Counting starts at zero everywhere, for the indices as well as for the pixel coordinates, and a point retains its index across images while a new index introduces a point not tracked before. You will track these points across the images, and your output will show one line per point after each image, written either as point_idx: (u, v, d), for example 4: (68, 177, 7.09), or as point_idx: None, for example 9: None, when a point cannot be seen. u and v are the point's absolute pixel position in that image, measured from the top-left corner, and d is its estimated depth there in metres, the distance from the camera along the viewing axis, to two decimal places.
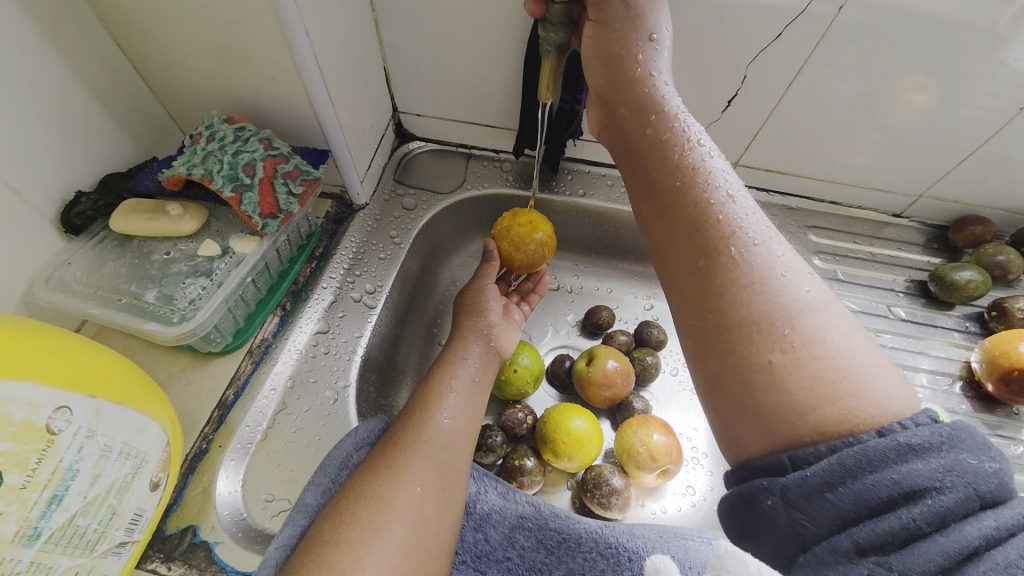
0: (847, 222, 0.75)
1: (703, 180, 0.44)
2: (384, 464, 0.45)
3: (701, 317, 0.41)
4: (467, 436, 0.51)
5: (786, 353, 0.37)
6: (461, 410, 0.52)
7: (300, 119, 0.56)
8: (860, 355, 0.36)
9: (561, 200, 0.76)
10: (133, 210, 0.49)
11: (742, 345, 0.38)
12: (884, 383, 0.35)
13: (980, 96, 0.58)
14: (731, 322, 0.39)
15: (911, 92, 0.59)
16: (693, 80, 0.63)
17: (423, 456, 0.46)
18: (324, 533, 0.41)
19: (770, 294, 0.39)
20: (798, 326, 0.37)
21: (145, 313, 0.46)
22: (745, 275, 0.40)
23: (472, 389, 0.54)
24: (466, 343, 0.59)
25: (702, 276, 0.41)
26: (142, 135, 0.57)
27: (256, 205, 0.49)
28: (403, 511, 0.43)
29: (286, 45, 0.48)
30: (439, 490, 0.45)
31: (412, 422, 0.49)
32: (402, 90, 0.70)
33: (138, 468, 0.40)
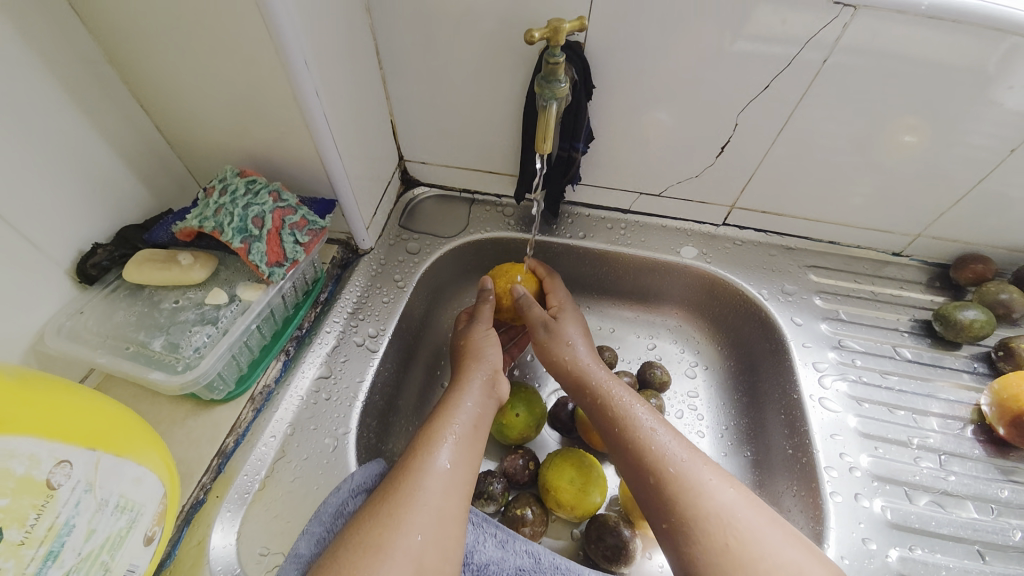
0: (847, 261, 0.76)
1: (642, 419, 0.56)
2: (382, 509, 0.45)
3: (667, 520, 0.49)
4: (468, 482, 0.50)
5: (741, 547, 0.45)
6: (462, 454, 0.51)
7: (308, 171, 0.59)
8: (774, 526, 0.47)
9: (562, 242, 0.78)
10: (146, 260, 0.51)
11: (704, 535, 0.46)
12: (779, 523, 0.48)
13: (974, 134, 0.59)
14: (694, 521, 0.48)
15: (902, 133, 0.61)
16: (687, 127, 0.65)
17: (423, 501, 0.46)
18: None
19: (717, 499, 0.48)
20: (731, 507, 0.48)
21: (150, 361, 0.47)
22: (692, 482, 0.50)
23: (473, 432, 0.54)
24: (466, 382, 0.59)
25: (664, 495, 0.50)
26: (160, 187, 0.59)
27: (264, 255, 0.50)
28: (401, 560, 0.42)
29: (297, 103, 0.51)
30: (439, 537, 0.45)
31: (411, 464, 0.49)
32: (408, 140, 0.73)
33: (133, 522, 0.40)
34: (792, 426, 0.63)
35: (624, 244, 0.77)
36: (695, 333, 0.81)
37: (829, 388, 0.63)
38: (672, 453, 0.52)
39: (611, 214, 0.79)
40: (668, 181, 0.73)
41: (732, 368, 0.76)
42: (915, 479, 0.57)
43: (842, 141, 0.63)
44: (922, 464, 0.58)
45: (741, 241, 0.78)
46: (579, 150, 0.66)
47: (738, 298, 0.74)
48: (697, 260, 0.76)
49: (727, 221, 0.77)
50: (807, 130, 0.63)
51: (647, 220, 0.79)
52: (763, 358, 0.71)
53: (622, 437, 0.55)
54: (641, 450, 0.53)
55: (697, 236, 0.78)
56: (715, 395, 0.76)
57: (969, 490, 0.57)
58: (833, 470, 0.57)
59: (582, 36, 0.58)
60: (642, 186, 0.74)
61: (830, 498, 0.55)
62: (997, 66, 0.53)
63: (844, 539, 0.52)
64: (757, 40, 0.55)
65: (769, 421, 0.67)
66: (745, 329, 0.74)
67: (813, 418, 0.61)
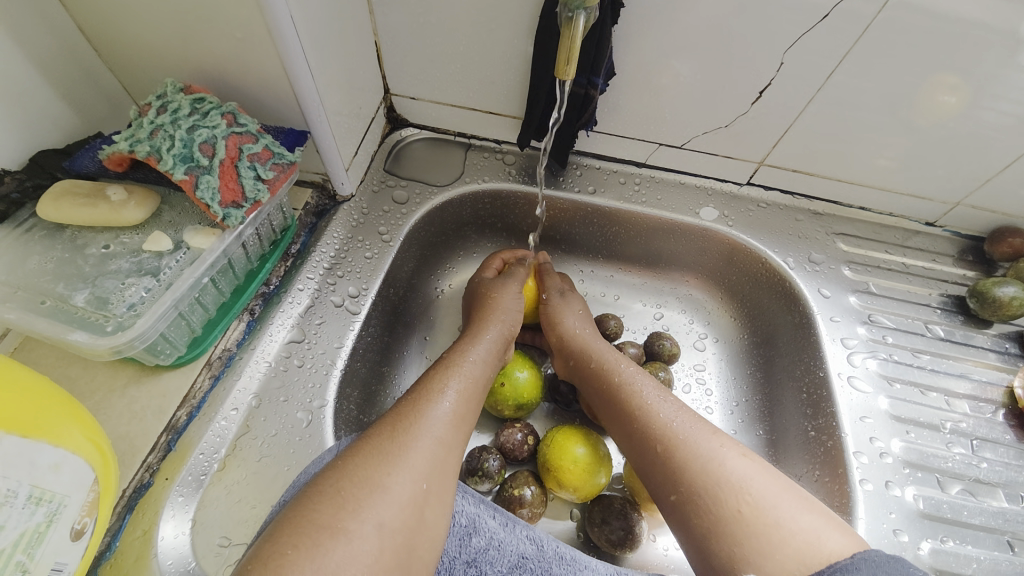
0: (877, 229, 0.69)
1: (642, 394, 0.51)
2: (381, 443, 0.40)
3: (675, 492, 0.44)
4: (466, 428, 0.45)
5: (751, 507, 0.40)
6: (466, 399, 0.47)
7: (273, 93, 0.48)
8: (791, 494, 0.41)
9: (569, 198, 0.69)
10: (64, 193, 0.41)
11: (712, 505, 0.41)
12: (799, 493, 0.41)
13: (1004, 100, 0.52)
14: (698, 487, 0.42)
15: (941, 93, 0.53)
16: (722, 66, 0.56)
17: (425, 443, 0.41)
18: (298, 517, 0.34)
19: (721, 465, 0.43)
20: (744, 475, 0.42)
21: (72, 320, 0.38)
22: (694, 449, 0.44)
23: (480, 383, 0.49)
24: (479, 331, 0.55)
25: (670, 464, 0.45)
26: (86, 105, 0.48)
27: (216, 191, 0.41)
28: (396, 501, 0.37)
29: (254, 1, 0.40)
30: (436, 483, 0.40)
31: (415, 402, 0.44)
32: (395, 68, 0.62)
33: (54, 515, 0.32)
34: (815, 405, 0.58)
35: (638, 202, 0.69)
36: (708, 302, 0.75)
37: (858, 366, 0.58)
38: (677, 421, 0.47)
39: (624, 167, 0.70)
40: (693, 132, 0.64)
41: (747, 342, 0.70)
42: (947, 465, 0.54)
43: (900, 93, 0.54)
44: (954, 449, 0.55)
45: (766, 203, 0.70)
46: (598, 88, 0.56)
47: (760, 267, 0.68)
48: (718, 223, 0.68)
49: (752, 180, 0.69)
50: (860, 80, 0.54)
51: (663, 176, 0.70)
52: (783, 332, 0.66)
53: (627, 413, 0.50)
54: (646, 423, 0.48)
55: (718, 195, 0.70)
56: (726, 370, 0.71)
57: (1000, 478, 0.54)
58: (863, 455, 0.53)
59: None
60: (663, 136, 0.65)
61: (860, 486, 0.51)
62: None
63: (873, 527, 0.49)
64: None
65: (786, 400, 0.63)
66: (764, 301, 0.68)
67: (841, 397, 0.56)
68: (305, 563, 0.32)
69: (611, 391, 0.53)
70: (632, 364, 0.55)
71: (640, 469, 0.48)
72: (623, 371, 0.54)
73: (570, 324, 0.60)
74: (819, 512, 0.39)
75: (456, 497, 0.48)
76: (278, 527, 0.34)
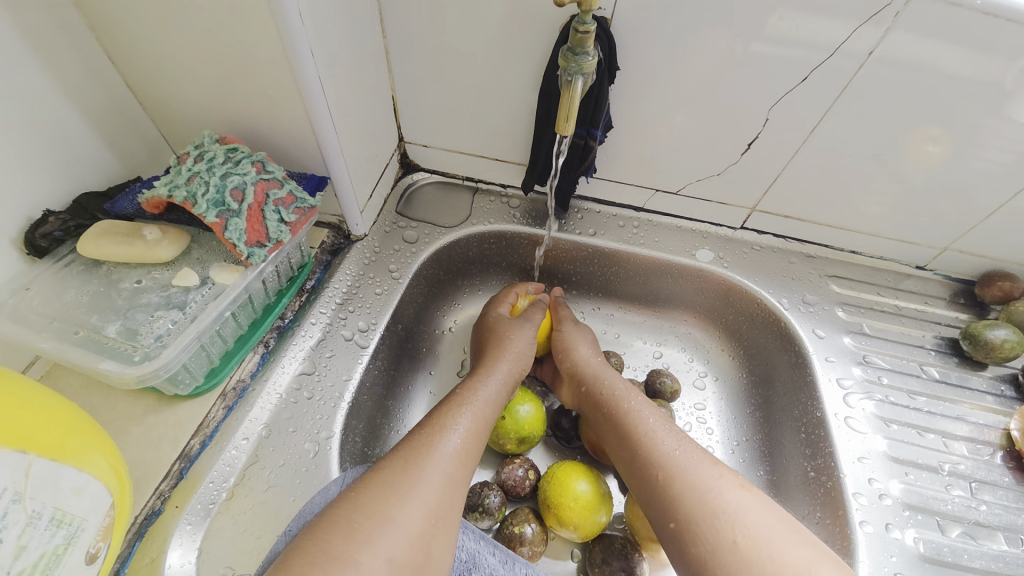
0: (869, 272, 0.72)
1: (643, 424, 0.52)
2: (393, 476, 0.41)
3: (673, 520, 0.44)
4: (473, 464, 0.47)
5: (746, 537, 0.41)
6: (474, 435, 0.48)
7: (299, 143, 0.52)
8: (783, 525, 0.42)
9: (571, 239, 0.72)
10: (104, 233, 0.45)
11: (709, 533, 0.42)
12: (792, 524, 0.42)
13: (986, 149, 0.56)
14: (696, 517, 0.43)
15: (925, 143, 0.57)
16: (712, 120, 0.60)
17: (435, 477, 0.42)
18: (311, 547, 0.35)
19: (719, 496, 0.43)
20: (740, 507, 0.43)
21: (103, 349, 0.40)
22: (693, 480, 0.45)
23: (487, 420, 0.51)
24: (490, 366, 0.57)
25: (670, 492, 0.46)
26: (128, 152, 0.53)
27: (243, 232, 0.44)
28: (405, 535, 0.38)
29: (289, 64, 0.45)
30: (443, 519, 0.41)
31: (425, 437, 0.45)
32: (409, 119, 0.67)
33: (72, 538, 0.33)
34: (814, 446, 0.59)
35: (637, 244, 0.72)
36: (707, 341, 0.76)
37: (855, 407, 0.59)
38: (675, 453, 0.48)
39: (623, 211, 0.74)
40: (687, 178, 0.68)
41: (746, 381, 0.72)
42: (947, 508, 0.53)
43: (879, 145, 0.58)
44: (953, 492, 0.55)
45: (760, 246, 0.73)
46: (596, 138, 0.60)
47: (755, 307, 0.70)
48: (714, 265, 0.71)
49: (745, 224, 0.72)
50: (841, 133, 0.58)
51: (660, 219, 0.74)
52: (780, 371, 0.67)
53: (628, 443, 0.52)
54: (644, 455, 0.50)
55: (714, 238, 0.73)
56: (726, 409, 0.71)
57: (1001, 521, 0.53)
58: (863, 497, 0.53)
59: (609, 10, 0.52)
60: (659, 182, 0.69)
61: (860, 529, 0.51)
62: (1013, 82, 0.50)
63: (874, 572, 0.48)
64: (769, 46, 0.52)
65: (785, 440, 0.63)
66: (761, 340, 0.70)
67: (838, 436, 0.57)
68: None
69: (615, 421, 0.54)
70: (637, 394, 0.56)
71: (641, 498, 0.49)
72: (627, 401, 0.55)
73: (584, 354, 0.62)
74: (811, 546, 0.40)
75: (457, 531, 0.49)
76: (287, 559, 0.35)
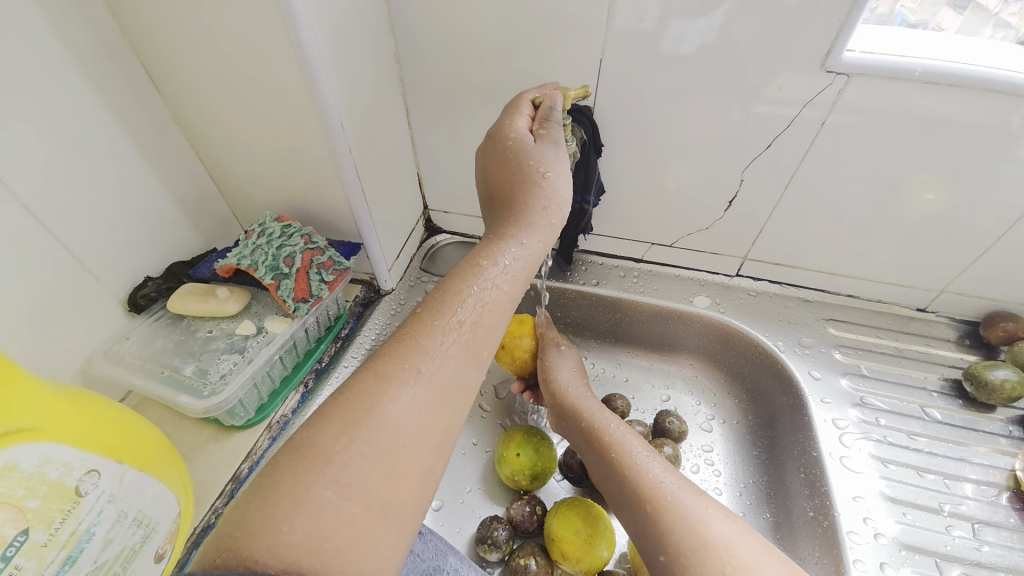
0: (868, 315, 0.74)
1: (632, 455, 0.56)
2: (385, 380, 0.35)
3: (664, 552, 0.47)
4: (485, 337, 0.42)
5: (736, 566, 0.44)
6: (472, 345, 0.41)
7: (339, 218, 0.64)
8: (769, 557, 0.45)
9: (575, 289, 0.80)
10: (189, 293, 0.56)
11: (699, 566, 0.44)
12: (777, 555, 0.46)
13: (1004, 193, 0.58)
14: (687, 547, 0.46)
15: (922, 190, 0.61)
16: (693, 182, 0.68)
17: (433, 377, 0.37)
18: (297, 440, 0.32)
19: (707, 529, 0.47)
20: (726, 538, 0.46)
21: (181, 385, 0.51)
22: (680, 511, 0.49)
23: (489, 315, 0.42)
24: (522, 222, 0.46)
25: (657, 525, 0.49)
26: (208, 229, 0.66)
27: (291, 290, 0.55)
28: (397, 437, 0.34)
29: (333, 159, 0.57)
30: (440, 421, 0.37)
31: (426, 325, 0.39)
32: (433, 191, 0.80)
33: (147, 537, 0.42)
34: (813, 486, 0.60)
35: (637, 292, 0.79)
36: (711, 383, 0.79)
37: (852, 447, 0.61)
38: (665, 482, 0.52)
39: (623, 263, 0.81)
40: (679, 233, 0.75)
41: (750, 423, 0.74)
42: (946, 548, 0.54)
43: (852, 198, 0.64)
44: (954, 533, 0.55)
45: (756, 292, 0.78)
46: (590, 203, 0.69)
47: (754, 349, 0.73)
48: (711, 310, 0.76)
49: (740, 272, 0.78)
50: (812, 188, 0.65)
51: (659, 269, 0.80)
52: (781, 412, 0.69)
53: (616, 467, 0.56)
54: (635, 482, 0.53)
55: (710, 285, 0.79)
56: (733, 450, 0.73)
57: (1003, 562, 0.53)
58: (855, 535, 0.54)
59: (591, 99, 0.63)
60: (654, 236, 0.77)
61: (853, 567, 0.52)
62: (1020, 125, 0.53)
63: None
64: (775, 104, 0.58)
65: (790, 481, 0.64)
66: (762, 381, 0.73)
67: (834, 475, 0.58)
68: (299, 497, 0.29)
69: (601, 447, 0.58)
70: (620, 426, 0.60)
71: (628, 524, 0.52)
72: (614, 431, 0.59)
73: (566, 378, 0.68)
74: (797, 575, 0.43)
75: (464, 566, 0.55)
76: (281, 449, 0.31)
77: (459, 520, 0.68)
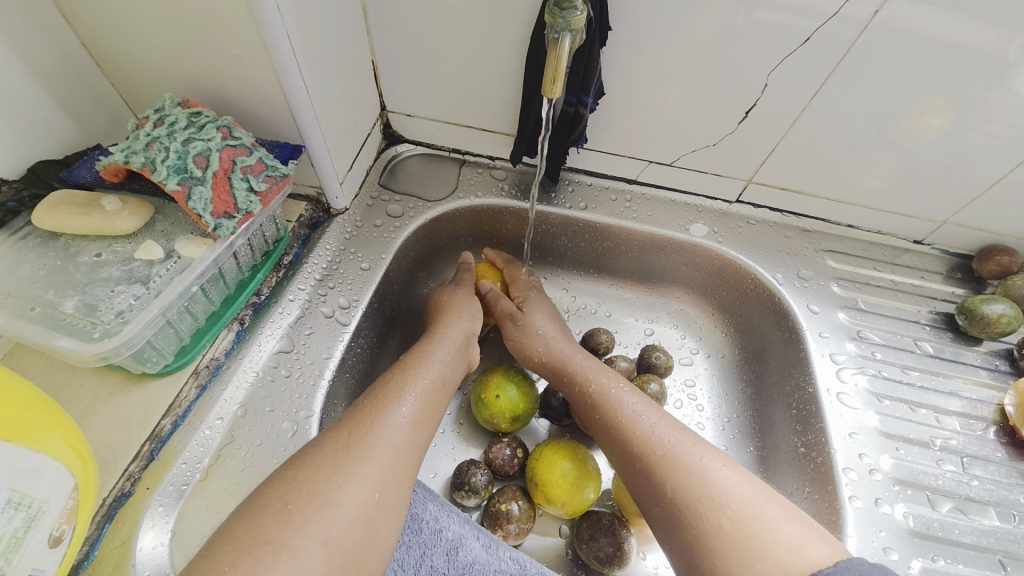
0: (866, 247, 0.70)
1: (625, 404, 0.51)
2: (336, 452, 0.40)
3: (663, 498, 0.44)
4: (425, 435, 0.46)
5: (734, 515, 0.40)
6: (425, 406, 0.47)
7: (271, 110, 0.49)
8: (773, 502, 0.41)
9: (560, 213, 0.70)
10: (60, 202, 0.42)
11: (697, 514, 0.41)
12: (781, 501, 0.42)
13: (991, 121, 0.53)
14: (683, 492, 0.43)
15: (927, 115, 0.54)
16: (708, 90, 0.57)
17: (382, 451, 0.41)
18: (240, 531, 0.35)
19: (707, 479, 0.43)
20: (727, 485, 0.42)
21: (61, 326, 0.38)
22: (680, 460, 0.44)
23: (440, 389, 0.50)
24: (439, 336, 0.55)
25: (656, 469, 0.45)
26: (84, 119, 0.49)
27: (208, 202, 0.42)
28: (344, 515, 0.37)
29: (253, 18, 0.41)
30: (390, 493, 0.41)
31: (373, 408, 0.44)
32: (391, 87, 0.64)
33: (32, 521, 0.32)
34: (805, 421, 0.58)
35: (630, 218, 0.70)
36: (699, 317, 0.75)
37: (848, 382, 0.59)
38: (656, 434, 0.47)
39: (616, 185, 0.71)
40: (682, 150, 0.65)
41: (737, 357, 0.70)
42: (937, 483, 0.54)
43: (884, 116, 0.56)
44: (944, 467, 0.55)
45: (756, 220, 0.70)
46: (588, 106, 0.57)
47: (749, 283, 0.68)
48: (708, 240, 0.69)
49: (741, 198, 0.70)
50: (842, 102, 0.55)
51: (653, 192, 0.71)
52: (772, 348, 0.66)
53: (608, 413, 0.51)
54: (631, 428, 0.49)
55: (708, 212, 0.71)
56: (717, 385, 0.70)
57: (991, 496, 0.54)
58: (852, 472, 0.53)
59: None
60: (653, 154, 0.66)
61: (849, 504, 0.51)
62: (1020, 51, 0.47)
63: (862, 545, 0.49)
64: (776, 9, 0.49)
65: (776, 416, 0.63)
66: (754, 316, 0.69)
67: (829, 412, 0.57)
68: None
69: (589, 392, 0.54)
70: (611, 373, 0.55)
71: (620, 467, 0.49)
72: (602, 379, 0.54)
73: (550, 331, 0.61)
74: (799, 521, 0.40)
75: (442, 514, 0.50)
76: (243, 512, 0.36)
77: (432, 464, 0.62)
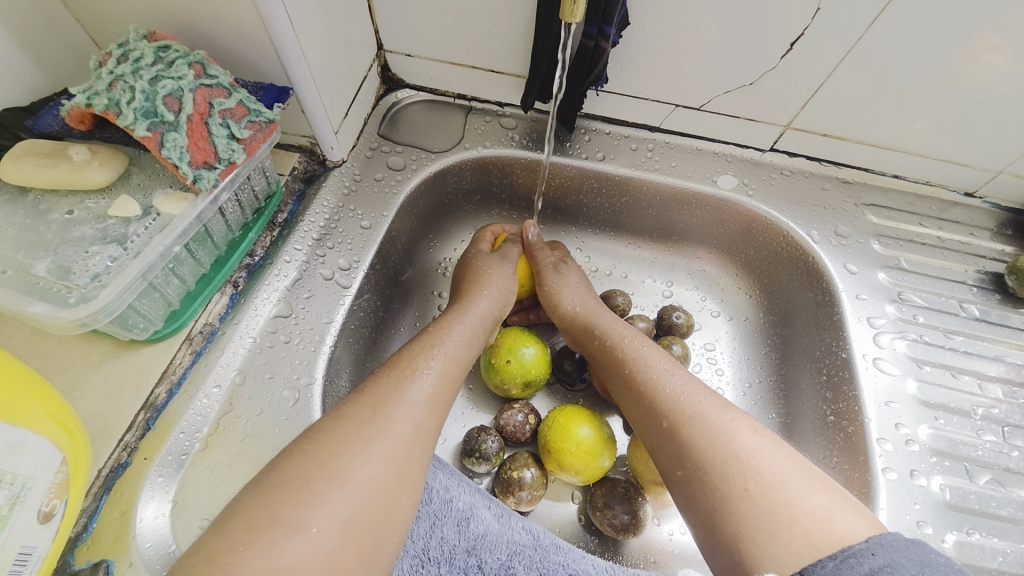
0: (912, 200, 0.63)
1: (648, 369, 0.47)
2: (358, 428, 0.38)
3: (682, 467, 0.41)
4: (445, 409, 0.43)
5: (761, 482, 0.37)
6: (448, 382, 0.44)
7: (252, 48, 0.44)
8: (802, 471, 0.38)
9: (576, 164, 0.64)
10: (24, 153, 0.38)
11: (721, 482, 0.38)
12: (810, 469, 0.39)
13: None
14: (705, 459, 0.40)
15: (1002, 46, 0.46)
16: (745, 20, 0.50)
17: (402, 426, 0.39)
18: (248, 511, 0.32)
19: (734, 445, 0.40)
20: (756, 453, 0.39)
21: (33, 290, 0.35)
22: (705, 425, 0.41)
23: (463, 363, 0.47)
24: (467, 305, 0.52)
25: (676, 440, 0.42)
26: (48, 61, 0.44)
27: (184, 150, 0.37)
28: (364, 495, 0.35)
29: None
30: (409, 474, 0.38)
31: (394, 381, 0.42)
32: (386, 22, 0.57)
33: (17, 499, 0.30)
34: (836, 388, 0.55)
35: (651, 169, 0.64)
36: (722, 278, 0.70)
37: (885, 348, 0.55)
38: (685, 394, 0.44)
39: (636, 133, 0.65)
40: (713, 92, 0.58)
41: (763, 320, 0.66)
42: (976, 454, 0.51)
43: (950, 50, 0.48)
44: (984, 437, 0.52)
45: (791, 171, 0.64)
46: (610, 40, 0.50)
47: (780, 240, 0.63)
48: (737, 193, 0.63)
49: (775, 146, 0.63)
50: (902, 33, 0.48)
51: (678, 141, 0.65)
52: (802, 311, 0.61)
53: (632, 380, 0.48)
54: (653, 394, 0.46)
55: (738, 162, 0.64)
56: (739, 349, 0.67)
57: None
58: (887, 443, 0.50)
59: None
60: (680, 96, 0.59)
61: (883, 476, 0.48)
62: None
63: (894, 519, 0.46)
64: None
65: (803, 382, 0.59)
66: (784, 277, 0.64)
67: (864, 378, 0.53)
68: (249, 562, 0.30)
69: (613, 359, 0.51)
70: (635, 338, 0.51)
71: (643, 438, 0.46)
72: (628, 344, 0.51)
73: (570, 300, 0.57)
74: (829, 490, 0.37)
75: (452, 484, 0.49)
76: (247, 487, 0.34)
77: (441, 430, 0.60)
